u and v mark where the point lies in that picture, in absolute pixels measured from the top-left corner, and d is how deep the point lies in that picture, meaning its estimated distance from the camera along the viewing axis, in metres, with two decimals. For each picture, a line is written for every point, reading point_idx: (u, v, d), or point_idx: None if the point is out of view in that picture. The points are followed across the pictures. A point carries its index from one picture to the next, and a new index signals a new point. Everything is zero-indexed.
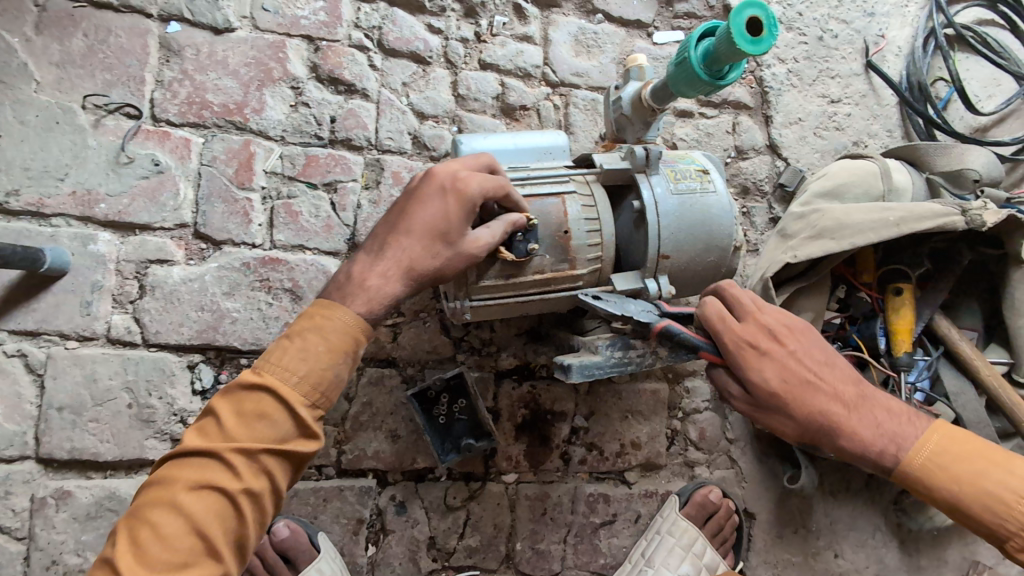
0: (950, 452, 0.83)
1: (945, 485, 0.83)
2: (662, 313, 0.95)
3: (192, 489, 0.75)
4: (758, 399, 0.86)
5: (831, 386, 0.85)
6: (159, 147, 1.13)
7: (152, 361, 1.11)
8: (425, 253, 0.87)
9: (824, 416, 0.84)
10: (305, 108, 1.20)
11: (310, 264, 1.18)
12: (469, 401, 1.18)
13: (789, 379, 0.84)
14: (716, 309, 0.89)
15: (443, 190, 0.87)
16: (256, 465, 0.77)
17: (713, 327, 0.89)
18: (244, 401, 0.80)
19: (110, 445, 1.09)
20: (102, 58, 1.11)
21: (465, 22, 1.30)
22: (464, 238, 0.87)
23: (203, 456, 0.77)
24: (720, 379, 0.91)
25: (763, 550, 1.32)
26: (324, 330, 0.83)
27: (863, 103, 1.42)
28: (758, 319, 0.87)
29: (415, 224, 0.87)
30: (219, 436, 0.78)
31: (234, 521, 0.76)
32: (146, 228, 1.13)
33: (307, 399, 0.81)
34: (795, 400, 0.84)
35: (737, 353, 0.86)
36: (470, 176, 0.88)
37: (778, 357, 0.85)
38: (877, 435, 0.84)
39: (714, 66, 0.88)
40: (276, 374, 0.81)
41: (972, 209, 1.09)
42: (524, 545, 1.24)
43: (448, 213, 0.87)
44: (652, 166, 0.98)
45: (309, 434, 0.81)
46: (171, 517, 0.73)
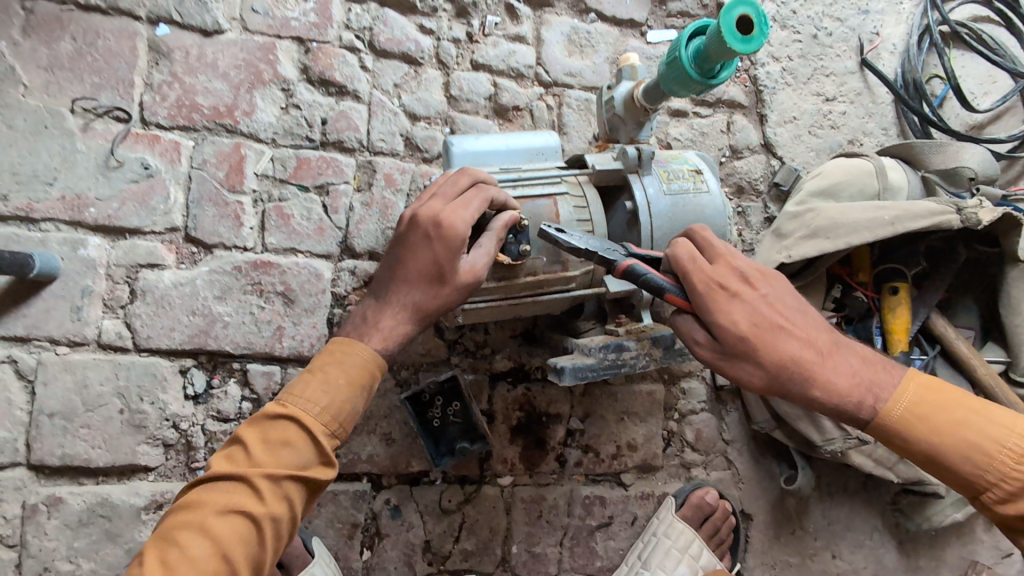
0: (929, 401, 0.82)
1: (925, 435, 0.81)
2: (628, 254, 0.90)
3: (218, 511, 0.76)
4: (726, 346, 0.82)
5: (803, 332, 0.83)
6: (149, 151, 1.12)
7: (144, 366, 1.11)
8: (426, 294, 0.88)
9: (797, 362, 0.81)
10: (295, 110, 1.20)
11: (303, 267, 1.17)
12: (463, 404, 1.17)
13: (760, 323, 0.82)
14: (687, 251, 0.86)
15: (428, 237, 0.87)
16: (279, 490, 0.79)
17: (683, 269, 0.85)
18: (269, 430, 0.82)
19: (102, 451, 1.08)
20: (90, 61, 1.10)
21: (457, 22, 1.30)
22: (459, 273, 0.86)
23: (230, 480, 0.79)
24: (686, 327, 0.87)
25: (761, 551, 1.31)
26: (344, 364, 0.87)
27: (858, 102, 1.42)
28: (728, 263, 0.86)
29: (411, 271, 0.88)
30: (245, 462, 0.80)
31: (255, 545, 0.76)
32: (136, 232, 1.12)
33: (327, 429, 0.84)
34: (766, 346, 0.81)
35: (706, 296, 0.83)
36: (451, 215, 0.86)
37: (749, 301, 0.83)
38: (852, 384, 0.82)
39: (704, 65, 0.87)
40: (300, 404, 0.84)
41: (967, 207, 1.08)
42: (520, 548, 1.24)
43: (436, 258, 0.86)
44: (644, 166, 0.98)
45: (328, 461, 0.83)
46: (197, 538, 0.74)
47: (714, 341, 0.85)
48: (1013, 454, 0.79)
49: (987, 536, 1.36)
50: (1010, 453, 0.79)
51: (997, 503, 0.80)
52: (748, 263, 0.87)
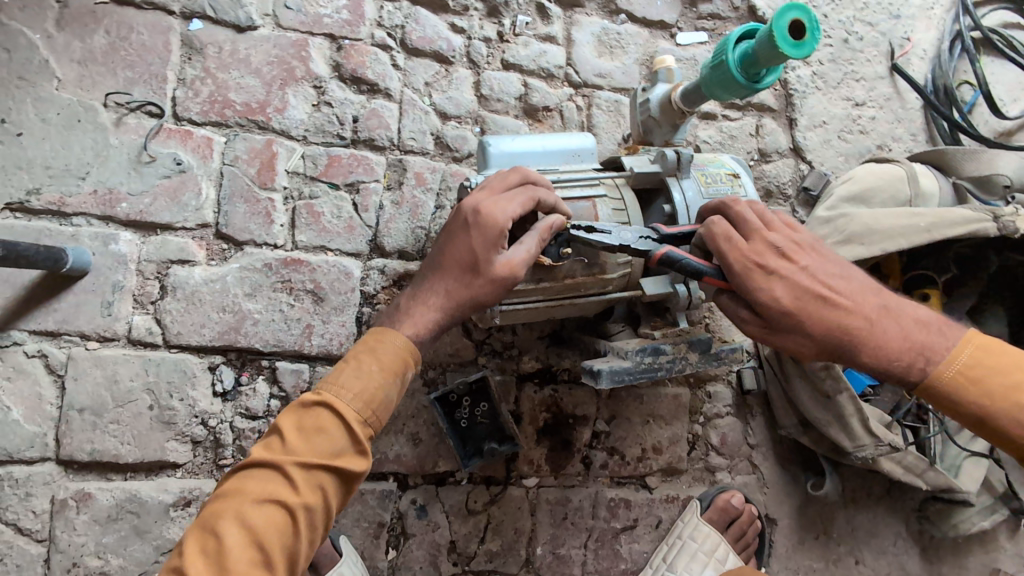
0: (981, 364, 0.81)
1: (978, 400, 0.80)
2: (661, 236, 0.89)
3: (254, 499, 0.76)
4: (771, 321, 0.82)
5: (848, 301, 0.81)
6: (181, 146, 1.12)
7: (174, 362, 1.10)
8: (460, 284, 0.88)
9: (843, 330, 0.80)
10: (327, 107, 1.19)
11: (333, 265, 1.17)
12: (491, 404, 1.18)
13: (803, 296, 0.80)
14: (721, 229, 0.84)
15: (466, 225, 0.87)
16: (313, 479, 0.78)
17: (718, 249, 0.84)
18: (304, 416, 0.82)
19: (131, 447, 1.08)
20: (124, 56, 1.10)
21: (488, 21, 1.29)
22: (493, 265, 0.86)
23: (267, 468, 0.79)
24: (728, 304, 0.87)
25: (785, 556, 1.31)
26: (376, 352, 0.87)
27: (888, 107, 1.41)
28: (764, 237, 0.83)
29: (448, 259, 0.89)
30: (280, 451, 0.80)
31: (291, 534, 0.76)
32: (168, 228, 1.11)
33: (361, 416, 0.83)
34: (812, 317, 0.80)
35: (745, 274, 0.81)
36: (492, 205, 0.86)
37: (789, 275, 0.81)
38: (903, 347, 0.80)
39: (751, 69, 0.87)
40: (334, 392, 0.83)
41: (1004, 215, 1.08)
42: (544, 549, 1.23)
43: (473, 246, 0.87)
44: (683, 170, 0.97)
45: (361, 450, 0.82)
46: (233, 526, 0.74)
47: (758, 317, 0.84)
48: None
49: (1012, 544, 1.35)
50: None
51: None
52: (785, 233, 0.85)
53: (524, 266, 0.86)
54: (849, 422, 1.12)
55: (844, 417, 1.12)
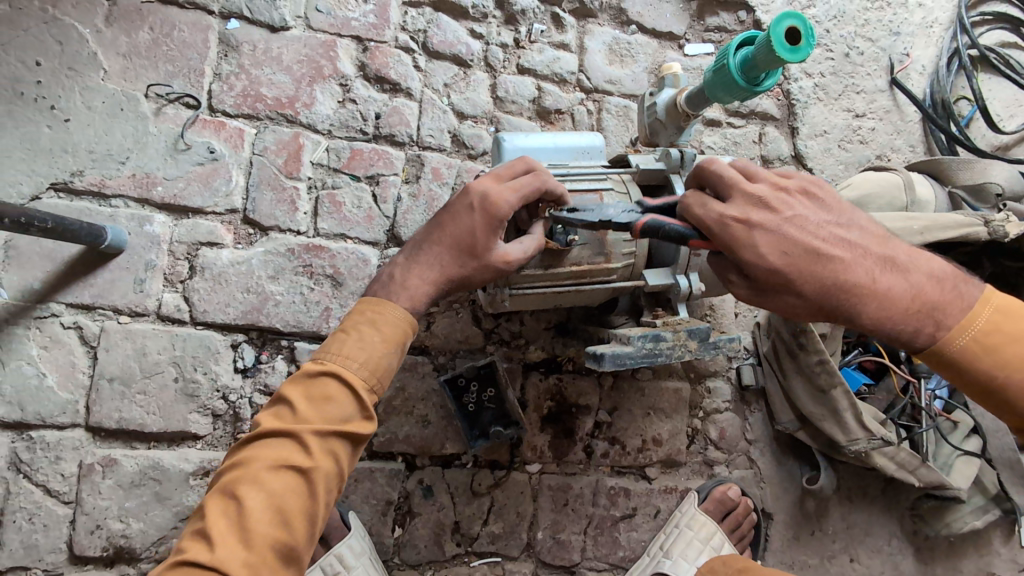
0: (1000, 329, 0.81)
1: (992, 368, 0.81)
2: (645, 209, 0.91)
3: (269, 465, 0.80)
4: (759, 283, 0.82)
5: (842, 255, 0.81)
6: (215, 136, 1.20)
7: (199, 338, 1.16)
8: (458, 266, 0.93)
9: (841, 287, 0.80)
10: (352, 104, 1.26)
11: (352, 252, 1.23)
12: (498, 390, 1.23)
13: (794, 254, 0.80)
14: (694, 199, 0.85)
15: (472, 207, 0.92)
16: (326, 445, 0.82)
17: (697, 220, 0.84)
18: (311, 385, 0.86)
19: (156, 417, 1.14)
20: (166, 51, 1.18)
21: (506, 29, 1.37)
22: (491, 252, 0.91)
23: (280, 436, 0.82)
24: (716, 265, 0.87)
25: (780, 550, 1.33)
26: (378, 323, 0.90)
27: (887, 119, 1.47)
28: (743, 190, 0.83)
29: (448, 239, 0.93)
30: (291, 420, 0.83)
31: (308, 496, 0.80)
32: (199, 212, 1.18)
33: (366, 383, 0.87)
34: (802, 276, 0.80)
35: (727, 233, 0.81)
36: (499, 193, 0.91)
37: (774, 228, 0.81)
38: (898, 302, 0.81)
39: (751, 72, 0.92)
40: (339, 362, 0.87)
41: (995, 220, 1.12)
42: (545, 534, 1.27)
43: (474, 230, 0.91)
44: (686, 167, 1.03)
45: (369, 416, 0.86)
46: (253, 491, 0.78)
47: (748, 278, 0.84)
48: None
49: (1007, 549, 1.36)
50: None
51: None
52: (772, 184, 0.85)
53: (519, 257, 0.91)
54: (843, 416, 1.15)
55: (838, 411, 1.16)
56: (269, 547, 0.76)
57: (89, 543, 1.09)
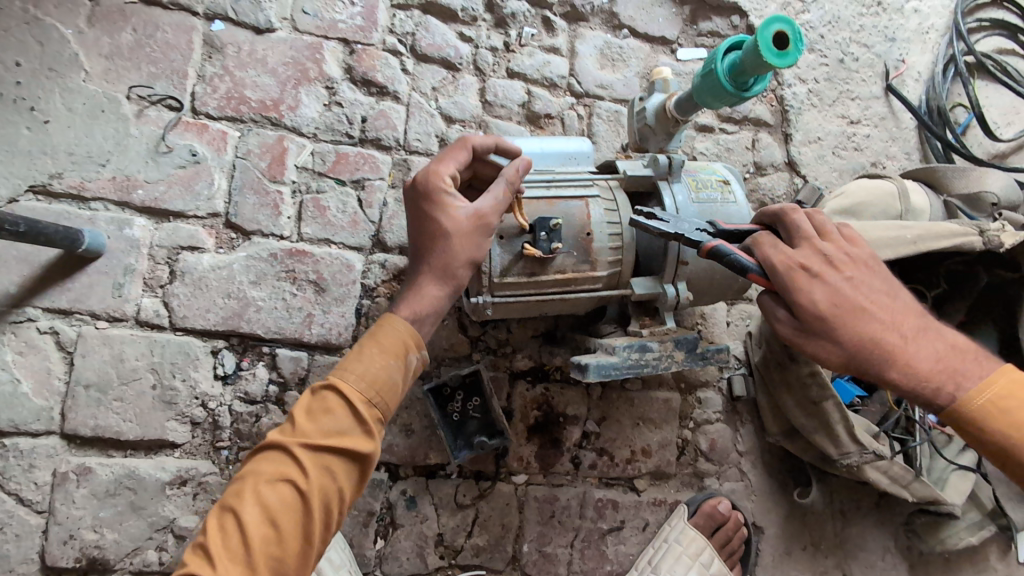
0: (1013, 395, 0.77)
1: (1000, 425, 0.77)
2: (717, 232, 0.93)
3: (265, 478, 0.76)
4: (805, 323, 0.81)
5: (886, 316, 0.80)
6: (197, 138, 1.18)
7: (178, 344, 1.14)
8: (437, 249, 0.88)
9: (880, 343, 0.79)
10: (338, 107, 1.25)
11: (336, 257, 1.21)
12: (483, 399, 1.21)
13: (842, 305, 0.79)
14: (766, 237, 0.85)
15: (416, 199, 0.91)
16: (323, 460, 0.78)
17: (763, 254, 0.85)
18: (313, 399, 0.82)
19: (132, 424, 1.11)
20: (148, 52, 1.17)
21: (495, 32, 1.35)
22: (457, 219, 0.88)
23: (279, 449, 0.79)
24: (767, 303, 0.86)
25: (771, 565, 1.30)
26: (380, 335, 0.86)
27: (883, 126, 1.45)
28: (815, 244, 0.84)
29: (416, 234, 0.91)
30: (291, 433, 0.80)
31: (303, 514, 0.75)
32: (180, 216, 1.16)
33: (366, 397, 0.82)
34: (846, 325, 0.79)
35: (789, 275, 0.81)
36: (434, 175, 0.90)
37: (833, 280, 0.81)
38: (927, 367, 0.78)
39: (740, 78, 0.90)
40: (340, 375, 0.83)
41: (990, 230, 1.10)
42: (531, 547, 1.24)
43: (431, 213, 0.89)
44: (674, 173, 1.01)
45: (370, 433, 0.81)
46: (247, 505, 0.74)
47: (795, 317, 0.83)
48: None
49: (1004, 566, 1.33)
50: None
51: None
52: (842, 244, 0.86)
53: (489, 205, 0.89)
54: (835, 429, 1.13)
55: (830, 424, 1.13)
56: (262, 565, 0.72)
57: (62, 553, 1.07)
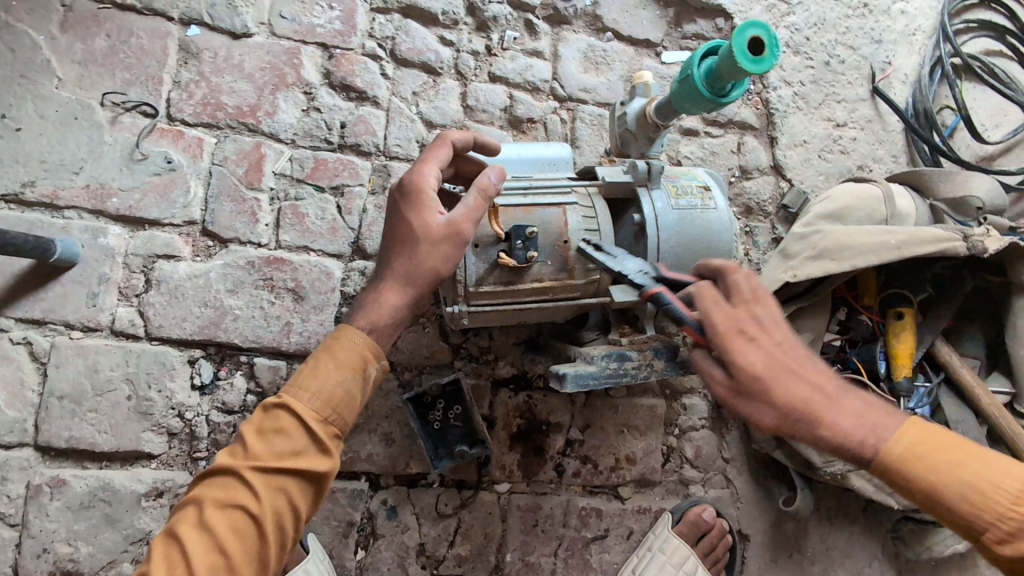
0: (930, 444, 0.75)
1: (919, 477, 0.74)
2: (658, 277, 0.90)
3: (215, 505, 0.74)
4: (738, 384, 0.78)
5: (814, 376, 0.78)
6: (173, 145, 1.16)
7: (154, 354, 1.13)
8: (405, 257, 0.85)
9: (808, 404, 0.76)
10: (316, 113, 1.23)
11: (315, 265, 1.20)
12: (464, 407, 1.18)
13: (772, 366, 0.78)
14: (710, 292, 0.82)
15: (395, 201, 0.89)
16: (276, 482, 0.76)
17: (704, 309, 0.81)
18: (265, 420, 0.80)
19: (107, 436, 1.10)
20: (122, 58, 1.15)
21: (477, 35, 1.34)
22: (430, 225, 0.85)
23: (229, 474, 0.77)
24: (703, 361, 0.83)
25: (757, 573, 1.29)
26: (335, 349, 0.84)
27: (869, 129, 1.43)
28: (748, 304, 0.81)
29: (388, 235, 0.89)
30: (241, 457, 0.77)
31: (257, 538, 0.74)
32: (155, 224, 1.15)
33: (321, 414, 0.80)
34: (776, 386, 0.77)
35: (720, 335, 0.79)
36: (417, 175, 0.88)
37: (762, 342, 0.79)
38: (857, 425, 0.76)
39: (716, 83, 0.89)
40: (292, 393, 0.80)
41: (974, 235, 1.09)
42: (514, 556, 1.23)
43: (405, 215, 0.87)
44: (654, 180, 0.99)
45: (324, 450, 0.79)
46: (197, 534, 0.72)
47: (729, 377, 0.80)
48: (1014, 496, 0.71)
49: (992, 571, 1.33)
50: (1007, 495, 0.71)
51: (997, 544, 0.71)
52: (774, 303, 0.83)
53: (461, 213, 0.85)
54: None
55: None
56: None
57: (35, 567, 1.05)
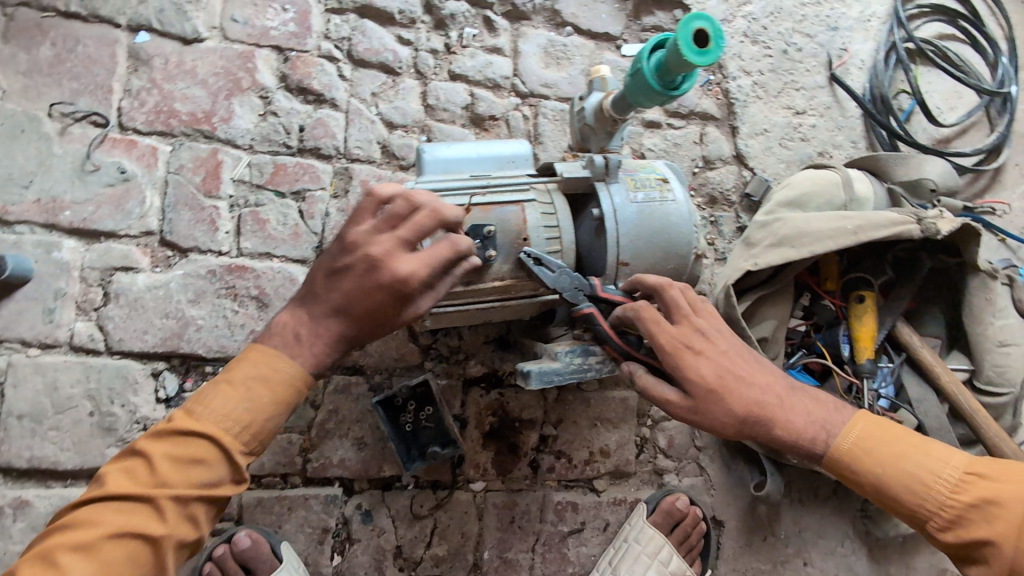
0: (873, 439, 0.86)
1: (867, 467, 0.85)
2: (594, 294, 0.96)
3: (110, 533, 0.71)
4: (697, 400, 0.86)
5: (759, 381, 0.88)
6: (126, 155, 1.14)
7: (115, 369, 1.11)
8: (364, 334, 0.82)
9: (761, 408, 0.86)
10: (273, 117, 1.22)
11: (278, 272, 1.18)
12: (436, 408, 1.17)
13: (724, 376, 0.87)
14: (649, 313, 0.90)
15: (375, 276, 0.78)
16: (184, 511, 0.74)
17: (649, 331, 0.89)
18: (180, 443, 0.76)
19: (70, 453, 1.08)
20: (70, 67, 1.13)
21: (435, 34, 1.33)
22: (403, 319, 0.81)
23: (129, 498, 0.73)
24: (654, 381, 0.90)
25: (732, 558, 1.31)
26: (269, 377, 0.79)
27: (828, 115, 1.45)
28: (690, 320, 0.90)
29: (348, 300, 0.80)
30: (147, 482, 0.73)
31: (153, 567, 0.72)
32: (111, 235, 1.13)
33: (246, 450, 0.78)
34: (730, 396, 0.86)
35: (674, 353, 0.87)
36: (411, 272, 0.78)
37: (710, 355, 0.88)
38: (806, 423, 0.87)
39: (666, 76, 0.89)
40: (216, 420, 0.77)
41: (928, 218, 1.11)
42: (492, 553, 1.23)
43: (382, 303, 0.79)
44: (612, 174, 1.00)
45: (241, 480, 0.79)
46: (83, 562, 0.69)
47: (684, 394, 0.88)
48: (950, 484, 0.83)
49: None
50: (946, 484, 0.82)
51: (940, 529, 0.83)
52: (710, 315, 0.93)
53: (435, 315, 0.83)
54: None
55: None
56: None
57: None
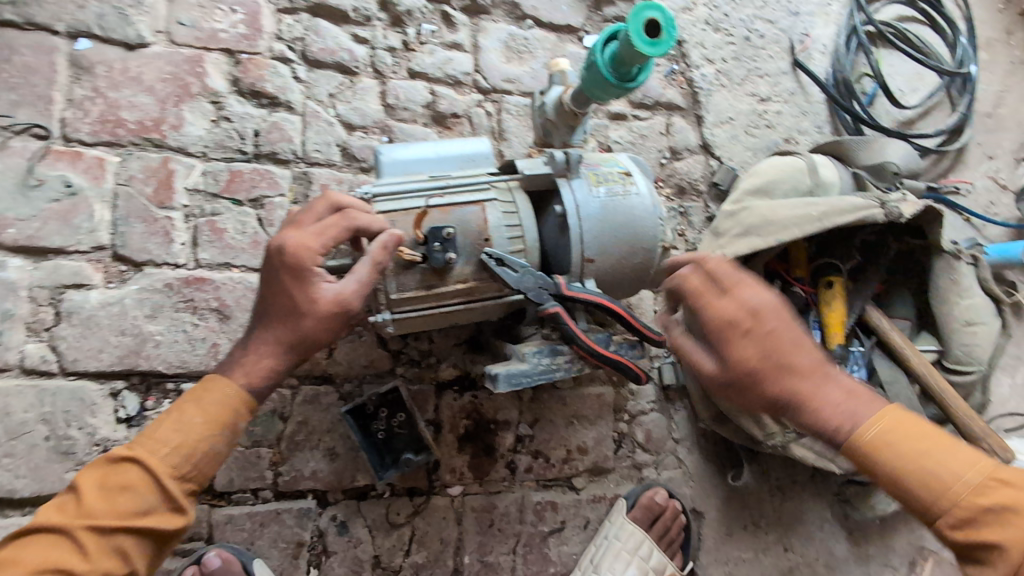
0: (900, 432, 0.75)
1: (888, 460, 0.74)
2: (558, 292, 0.94)
3: (32, 569, 0.70)
4: (734, 376, 0.79)
5: (801, 362, 0.78)
6: (71, 168, 1.09)
7: (71, 391, 1.07)
8: (288, 327, 0.83)
9: (797, 390, 0.77)
10: (226, 123, 1.18)
11: (238, 282, 1.15)
12: (408, 414, 1.15)
13: (767, 354, 0.78)
14: (695, 283, 0.84)
15: (279, 265, 0.83)
16: (111, 543, 0.73)
17: (702, 303, 0.82)
18: (111, 472, 0.77)
19: (26, 480, 1.03)
20: (6, 78, 1.08)
21: (392, 31, 1.29)
22: (318, 300, 0.82)
23: (56, 532, 0.73)
24: (693, 352, 0.84)
25: (714, 548, 1.31)
26: (203, 401, 0.81)
27: (793, 101, 1.45)
28: (739, 293, 0.81)
29: (266, 298, 0.84)
30: (75, 513, 0.74)
31: None
32: (60, 252, 1.08)
33: (177, 475, 0.78)
34: (768, 375, 0.78)
35: (718, 328, 0.80)
36: (302, 246, 0.82)
37: (757, 331, 0.79)
38: (837, 411, 0.77)
39: (621, 67, 0.87)
40: (147, 447, 0.77)
41: (891, 201, 1.11)
42: (472, 557, 1.21)
43: (290, 288, 0.83)
44: (573, 170, 0.98)
45: (175, 508, 0.77)
46: None
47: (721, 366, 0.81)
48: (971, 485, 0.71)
49: None
50: (965, 486, 0.71)
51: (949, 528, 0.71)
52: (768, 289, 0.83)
53: (352, 289, 0.83)
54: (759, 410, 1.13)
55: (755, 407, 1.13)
56: None
57: None
